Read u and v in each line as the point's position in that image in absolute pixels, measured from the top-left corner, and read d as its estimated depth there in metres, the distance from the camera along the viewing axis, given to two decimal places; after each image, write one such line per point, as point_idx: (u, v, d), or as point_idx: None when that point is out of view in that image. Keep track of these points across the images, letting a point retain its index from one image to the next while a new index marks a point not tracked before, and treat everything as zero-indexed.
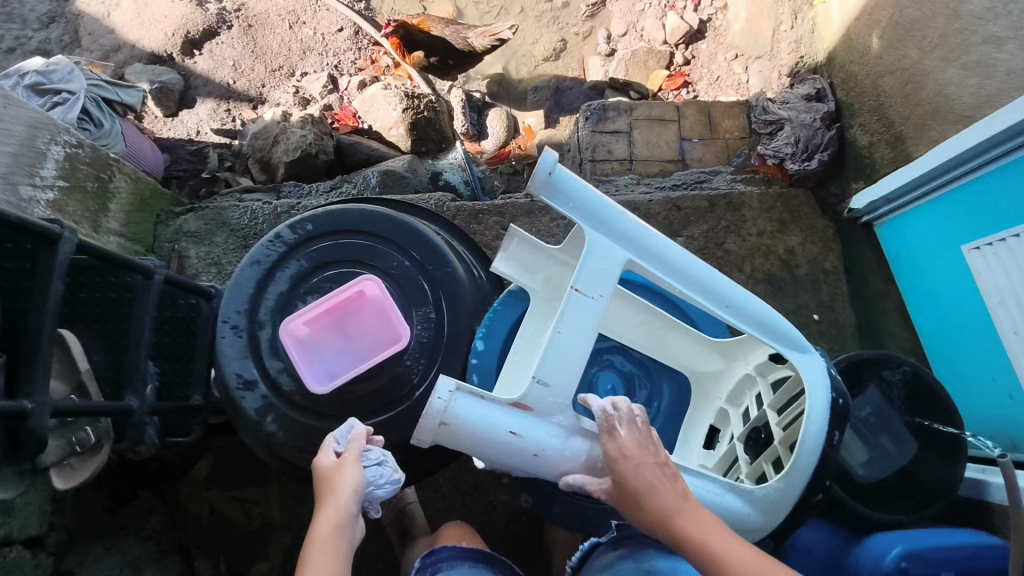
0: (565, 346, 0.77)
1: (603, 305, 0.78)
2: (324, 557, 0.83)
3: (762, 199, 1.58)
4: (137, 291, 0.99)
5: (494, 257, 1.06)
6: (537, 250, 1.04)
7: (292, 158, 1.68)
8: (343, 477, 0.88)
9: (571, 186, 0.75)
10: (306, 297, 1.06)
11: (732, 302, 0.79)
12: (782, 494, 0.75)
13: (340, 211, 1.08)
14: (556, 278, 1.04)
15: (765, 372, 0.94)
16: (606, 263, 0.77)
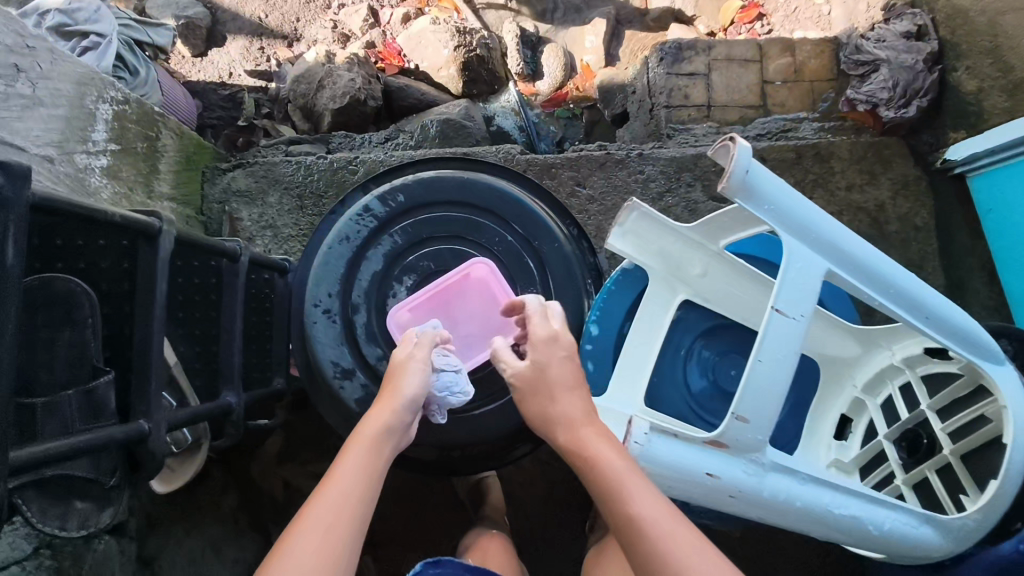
0: (767, 376, 0.71)
1: (805, 325, 0.71)
2: (366, 452, 0.75)
3: (853, 148, 1.46)
4: (224, 276, 0.89)
5: (609, 233, 0.96)
6: (661, 227, 0.92)
7: (339, 104, 1.52)
8: (407, 376, 0.82)
9: (771, 190, 0.68)
10: (402, 277, 0.97)
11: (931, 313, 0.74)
12: (980, 526, 0.72)
13: (435, 180, 0.98)
14: (679, 261, 0.94)
15: (917, 367, 0.86)
16: (806, 278, 0.71)
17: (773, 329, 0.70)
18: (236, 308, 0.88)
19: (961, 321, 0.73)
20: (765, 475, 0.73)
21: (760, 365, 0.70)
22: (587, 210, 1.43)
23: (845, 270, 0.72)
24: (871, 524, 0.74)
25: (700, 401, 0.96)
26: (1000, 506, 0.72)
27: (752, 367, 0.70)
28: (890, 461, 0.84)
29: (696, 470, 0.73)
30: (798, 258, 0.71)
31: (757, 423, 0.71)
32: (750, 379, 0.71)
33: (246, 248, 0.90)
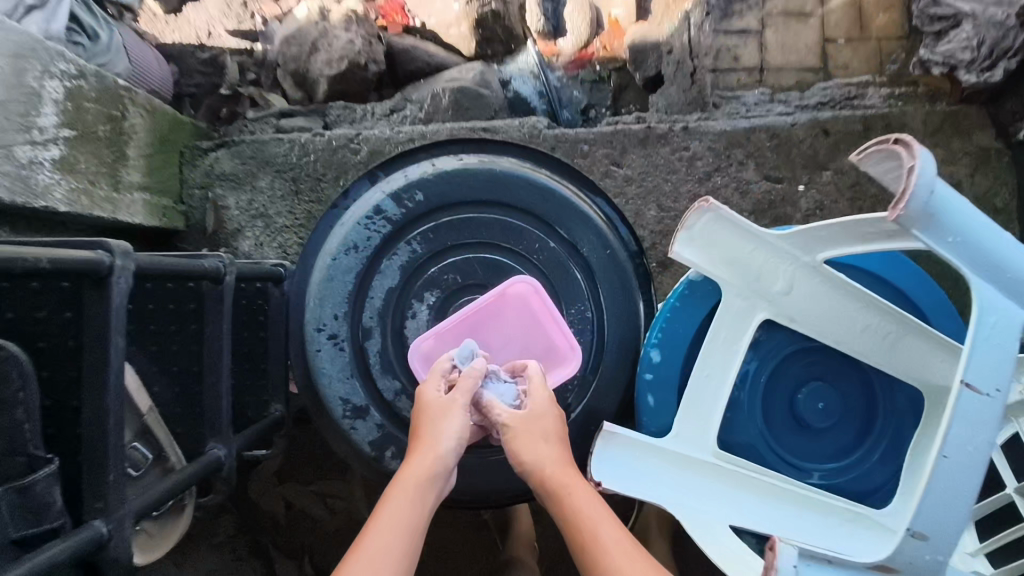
0: (959, 474, 0.58)
1: (1003, 402, 0.59)
2: (407, 505, 0.67)
3: (926, 119, 1.27)
4: (206, 302, 0.72)
5: (674, 240, 0.79)
6: (735, 233, 0.77)
7: (337, 70, 1.32)
8: (446, 422, 0.71)
9: (960, 222, 0.62)
10: (424, 292, 0.81)
11: None
12: None
13: (461, 175, 0.81)
14: (760, 270, 0.79)
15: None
16: (1005, 335, 0.60)
17: (966, 408, 0.59)
18: (223, 342, 0.73)
19: None
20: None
21: (950, 459, 0.58)
22: (624, 191, 1.25)
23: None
24: None
25: (779, 437, 0.82)
26: None
27: (937, 464, 0.58)
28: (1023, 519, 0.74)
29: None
30: (992, 312, 0.60)
31: (937, 539, 0.59)
32: (933, 474, 0.59)
33: (232, 266, 0.73)
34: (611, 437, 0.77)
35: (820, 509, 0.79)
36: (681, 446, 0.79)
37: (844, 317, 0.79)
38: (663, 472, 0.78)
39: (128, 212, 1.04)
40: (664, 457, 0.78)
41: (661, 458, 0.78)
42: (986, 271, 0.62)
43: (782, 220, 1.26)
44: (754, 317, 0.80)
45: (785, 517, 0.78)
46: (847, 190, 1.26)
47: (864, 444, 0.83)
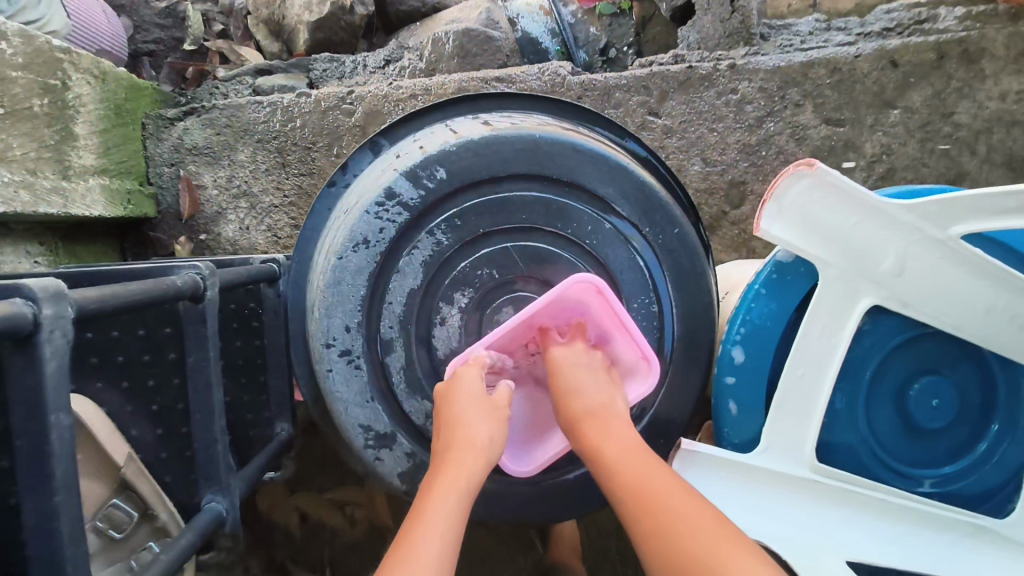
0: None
1: None
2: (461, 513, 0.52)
3: (1011, 41, 1.08)
4: (184, 326, 0.57)
5: (761, 214, 0.63)
6: (840, 202, 0.62)
7: (318, 15, 1.12)
8: (484, 406, 0.58)
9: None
10: (454, 293, 0.66)
11: None
12: None
13: (490, 143, 0.65)
14: (870, 245, 0.63)
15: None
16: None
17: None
18: (211, 375, 0.58)
19: None
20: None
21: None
22: (664, 144, 1.09)
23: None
24: None
25: (884, 441, 0.68)
26: None
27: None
28: None
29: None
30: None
31: None
32: None
33: (214, 277, 0.57)
34: (690, 457, 0.64)
35: (934, 524, 0.66)
36: (773, 460, 0.65)
37: (972, 297, 0.64)
38: (752, 493, 0.65)
39: (83, 202, 0.88)
40: (753, 475, 0.65)
41: (750, 477, 0.65)
42: None
43: (844, 169, 1.10)
44: (863, 304, 0.64)
45: (894, 536, 0.65)
46: (918, 131, 1.09)
47: (987, 442, 0.68)
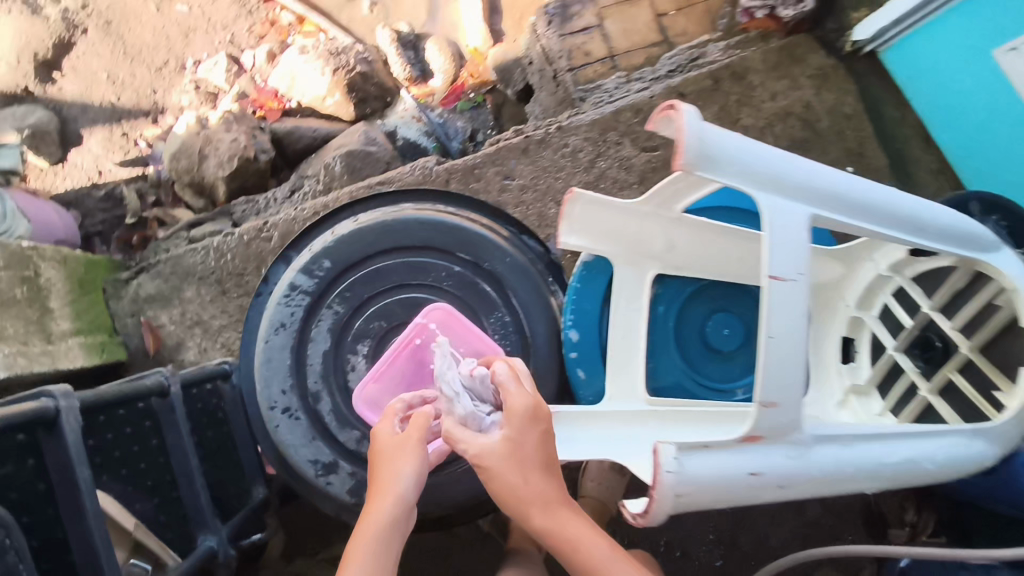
0: (784, 354, 0.54)
1: (809, 283, 0.55)
2: (378, 549, 0.66)
3: (765, 57, 1.41)
4: (160, 415, 0.79)
5: (558, 230, 0.87)
6: (611, 211, 0.87)
7: (231, 169, 1.39)
8: (401, 458, 0.70)
9: (736, 145, 0.54)
10: (357, 345, 0.88)
11: (914, 222, 0.64)
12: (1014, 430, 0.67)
13: (357, 234, 0.89)
14: (641, 235, 0.88)
15: (903, 268, 0.83)
16: (794, 228, 0.56)
17: (778, 300, 0.54)
18: (187, 447, 0.81)
19: (934, 221, 0.64)
20: (809, 454, 0.57)
21: (776, 339, 0.53)
22: (523, 199, 1.35)
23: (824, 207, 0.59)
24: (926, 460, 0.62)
25: (699, 368, 0.92)
26: None
27: (766, 346, 0.53)
28: (909, 371, 0.80)
29: (772, 475, 0.56)
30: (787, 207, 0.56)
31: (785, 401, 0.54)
32: (767, 361, 0.53)
33: (173, 376, 0.79)
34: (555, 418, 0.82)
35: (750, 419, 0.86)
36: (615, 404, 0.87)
37: (723, 253, 0.89)
38: (613, 431, 0.85)
39: (68, 358, 1.10)
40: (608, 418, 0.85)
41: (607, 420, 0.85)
42: (775, 177, 0.57)
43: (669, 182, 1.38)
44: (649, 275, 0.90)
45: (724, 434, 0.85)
46: None
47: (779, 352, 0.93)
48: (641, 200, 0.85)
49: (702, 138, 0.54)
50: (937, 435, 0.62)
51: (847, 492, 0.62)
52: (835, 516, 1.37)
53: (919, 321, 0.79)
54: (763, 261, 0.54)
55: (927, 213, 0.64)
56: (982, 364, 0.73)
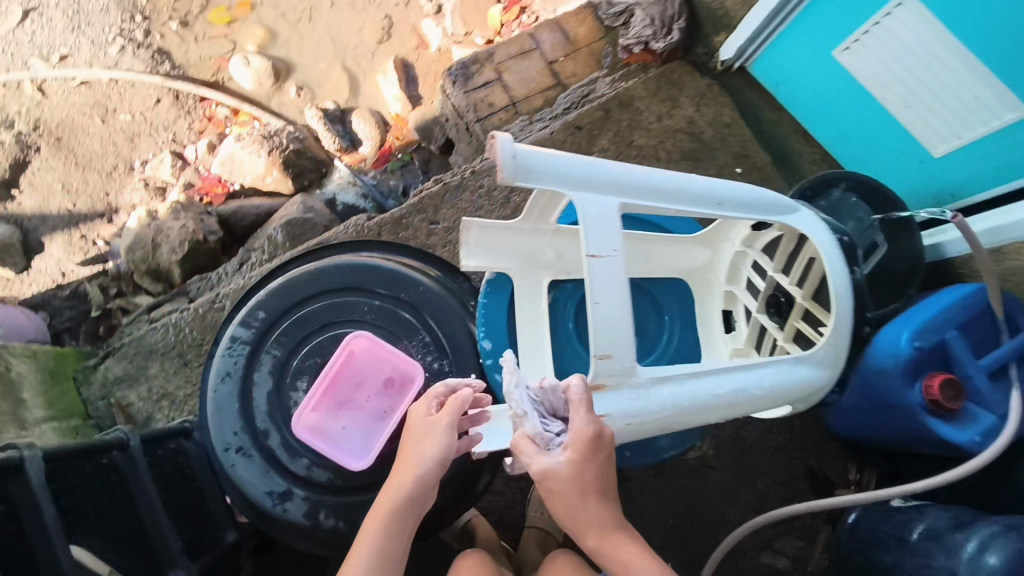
0: (610, 314, 0.71)
1: (622, 257, 0.73)
2: (395, 521, 0.83)
3: (646, 85, 1.59)
4: (122, 467, 0.91)
5: (459, 257, 0.96)
6: (501, 233, 0.98)
7: (183, 252, 1.52)
8: (426, 445, 0.84)
9: (547, 158, 0.69)
10: (297, 382, 0.99)
11: (717, 200, 0.81)
12: (835, 352, 0.85)
13: (287, 284, 1.02)
14: (532, 251, 1.02)
15: (753, 242, 0.98)
16: (604, 218, 0.73)
17: (598, 274, 0.72)
18: (149, 492, 0.93)
19: (734, 197, 0.81)
20: (648, 394, 0.75)
21: (599, 304, 0.71)
22: (449, 239, 1.49)
23: (631, 198, 0.76)
24: (752, 387, 0.81)
25: None
26: (842, 323, 0.84)
27: (593, 310, 0.71)
28: (768, 327, 0.95)
29: (620, 419, 0.74)
30: (596, 204, 0.73)
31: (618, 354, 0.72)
32: (597, 322, 0.71)
33: (133, 433, 0.94)
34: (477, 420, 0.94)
35: None
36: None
37: None
38: None
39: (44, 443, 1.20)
40: None
41: None
42: (588, 179, 0.73)
43: None
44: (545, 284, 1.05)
45: None
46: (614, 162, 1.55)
47: (672, 334, 1.07)
48: (524, 217, 0.98)
49: (519, 156, 0.69)
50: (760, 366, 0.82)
51: (699, 422, 0.80)
52: (780, 484, 1.47)
53: (767, 284, 0.95)
54: (583, 245, 0.72)
55: (727, 192, 0.81)
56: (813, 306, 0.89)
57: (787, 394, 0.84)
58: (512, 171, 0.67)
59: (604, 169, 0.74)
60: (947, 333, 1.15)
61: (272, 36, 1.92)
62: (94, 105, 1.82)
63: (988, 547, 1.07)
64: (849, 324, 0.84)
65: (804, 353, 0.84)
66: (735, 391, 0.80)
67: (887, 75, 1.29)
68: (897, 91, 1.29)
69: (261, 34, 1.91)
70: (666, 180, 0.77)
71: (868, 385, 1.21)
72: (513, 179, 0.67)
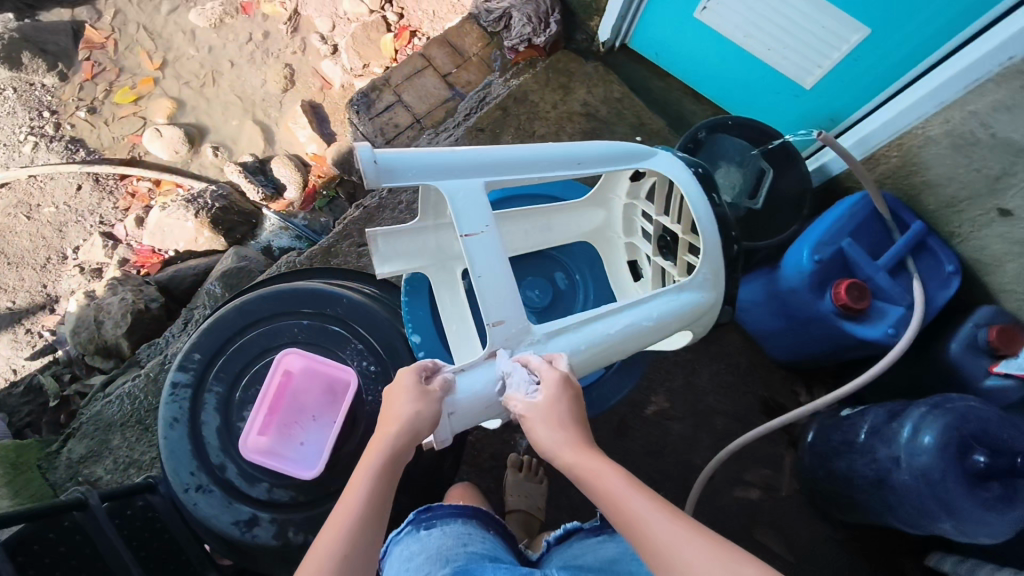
0: (492, 283, 0.86)
1: (496, 230, 0.88)
2: (380, 475, 0.78)
3: (536, 79, 1.70)
4: (85, 526, 0.96)
5: (375, 266, 1.05)
6: (409, 237, 1.07)
7: (126, 324, 1.55)
8: (404, 397, 0.81)
9: (404, 159, 0.84)
10: (244, 412, 1.04)
11: (574, 159, 0.96)
12: (712, 271, 0.99)
13: (219, 321, 1.07)
14: (443, 245, 1.12)
15: (637, 193, 1.14)
16: (470, 200, 0.88)
17: (476, 248, 0.86)
18: (116, 544, 0.98)
19: (588, 151, 0.97)
20: (548, 345, 0.89)
21: (481, 276, 0.85)
22: None
23: (492, 175, 0.91)
24: (644, 319, 0.95)
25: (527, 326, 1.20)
26: (714, 244, 0.98)
27: (478, 283, 0.85)
28: (667, 267, 1.09)
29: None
30: (460, 188, 0.88)
31: (509, 319, 0.87)
32: (484, 292, 0.86)
33: (91, 491, 1.00)
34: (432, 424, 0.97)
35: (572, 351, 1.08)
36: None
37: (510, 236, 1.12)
38: None
39: None
40: None
41: None
42: (453, 168, 0.88)
43: None
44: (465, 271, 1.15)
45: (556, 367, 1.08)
46: None
47: (586, 291, 1.19)
48: (422, 219, 1.07)
49: (384, 161, 0.83)
50: (649, 299, 0.96)
51: (607, 359, 0.95)
52: (739, 420, 1.49)
53: (655, 228, 1.10)
54: (458, 226, 0.86)
55: (580, 150, 0.97)
56: (693, 238, 1.02)
57: (678, 317, 0.98)
58: (373, 176, 0.81)
59: (464, 157, 0.89)
60: (842, 241, 1.21)
61: (180, 105, 2.02)
62: (17, 204, 1.89)
63: (924, 427, 1.08)
64: (717, 242, 0.98)
65: (685, 282, 0.98)
66: (629, 325, 0.94)
67: (747, 27, 1.34)
68: (759, 38, 1.34)
69: (168, 105, 2.00)
70: (519, 155, 0.93)
71: (786, 310, 1.28)
72: (376, 182, 0.81)
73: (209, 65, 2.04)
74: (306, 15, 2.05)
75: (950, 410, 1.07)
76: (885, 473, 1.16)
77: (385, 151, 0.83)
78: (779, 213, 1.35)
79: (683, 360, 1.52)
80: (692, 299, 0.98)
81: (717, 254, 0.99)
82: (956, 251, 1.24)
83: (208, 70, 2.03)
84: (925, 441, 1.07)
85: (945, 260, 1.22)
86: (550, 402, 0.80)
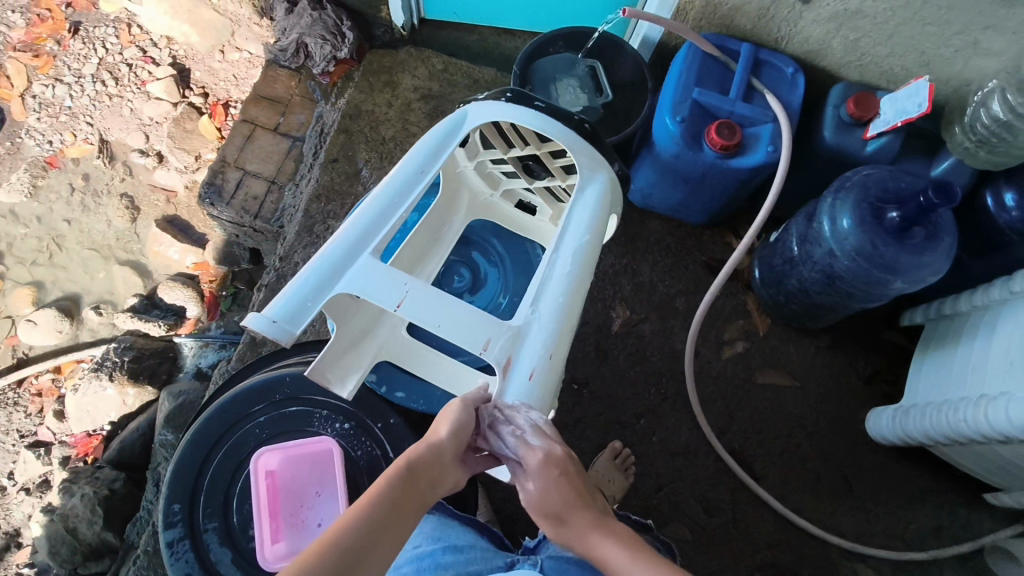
0: (450, 320, 0.87)
1: (417, 279, 0.89)
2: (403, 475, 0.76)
3: (361, 88, 1.66)
4: None
5: (342, 395, 0.99)
6: (339, 350, 0.99)
7: (99, 517, 1.47)
8: (445, 414, 0.84)
9: (293, 299, 0.84)
10: (250, 532, 1.02)
11: (419, 170, 0.97)
12: (588, 156, 1.02)
13: (179, 464, 1.03)
14: (368, 329, 1.05)
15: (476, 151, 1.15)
16: (373, 277, 0.89)
17: (414, 305, 0.87)
18: None
19: (423, 156, 0.98)
20: (534, 322, 0.91)
21: (440, 325, 0.86)
22: None
23: (370, 244, 0.91)
24: (577, 242, 0.98)
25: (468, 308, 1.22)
26: (573, 139, 1.01)
27: (442, 331, 0.87)
28: (551, 185, 1.14)
29: (539, 361, 0.88)
30: (355, 276, 0.89)
31: (487, 335, 0.88)
32: (451, 333, 0.87)
33: None
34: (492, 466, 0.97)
35: None
36: (459, 386, 1.06)
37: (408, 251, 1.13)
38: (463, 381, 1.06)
39: None
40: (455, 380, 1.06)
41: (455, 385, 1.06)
42: (338, 265, 0.88)
43: None
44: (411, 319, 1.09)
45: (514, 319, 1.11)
46: (384, 163, 1.61)
47: (497, 247, 1.24)
48: (337, 327, 0.97)
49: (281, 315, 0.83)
50: (562, 241, 0.98)
51: (581, 291, 0.96)
52: (696, 292, 1.53)
53: (513, 164, 1.14)
54: (386, 305, 0.87)
55: (415, 160, 0.97)
56: (550, 146, 1.08)
57: (597, 215, 1.00)
58: (284, 333, 0.81)
59: (336, 253, 0.89)
60: (692, 94, 1.26)
61: (39, 287, 1.90)
62: None
63: (839, 213, 1.15)
64: (573, 137, 1.01)
65: (580, 187, 1.02)
66: (573, 255, 0.97)
67: None
68: None
69: (27, 291, 1.89)
70: (376, 209, 0.93)
71: (691, 183, 1.34)
72: (290, 335, 0.81)
73: (45, 233, 1.92)
74: (114, 139, 1.95)
75: (852, 186, 1.15)
76: (828, 269, 1.22)
77: (275, 306, 0.83)
78: (630, 97, 1.39)
79: (622, 268, 1.53)
80: (598, 176, 1.02)
81: (582, 143, 1.02)
82: (788, 53, 1.31)
83: (46, 238, 1.91)
84: (845, 224, 1.14)
85: (783, 65, 1.29)
86: (544, 491, 0.80)
